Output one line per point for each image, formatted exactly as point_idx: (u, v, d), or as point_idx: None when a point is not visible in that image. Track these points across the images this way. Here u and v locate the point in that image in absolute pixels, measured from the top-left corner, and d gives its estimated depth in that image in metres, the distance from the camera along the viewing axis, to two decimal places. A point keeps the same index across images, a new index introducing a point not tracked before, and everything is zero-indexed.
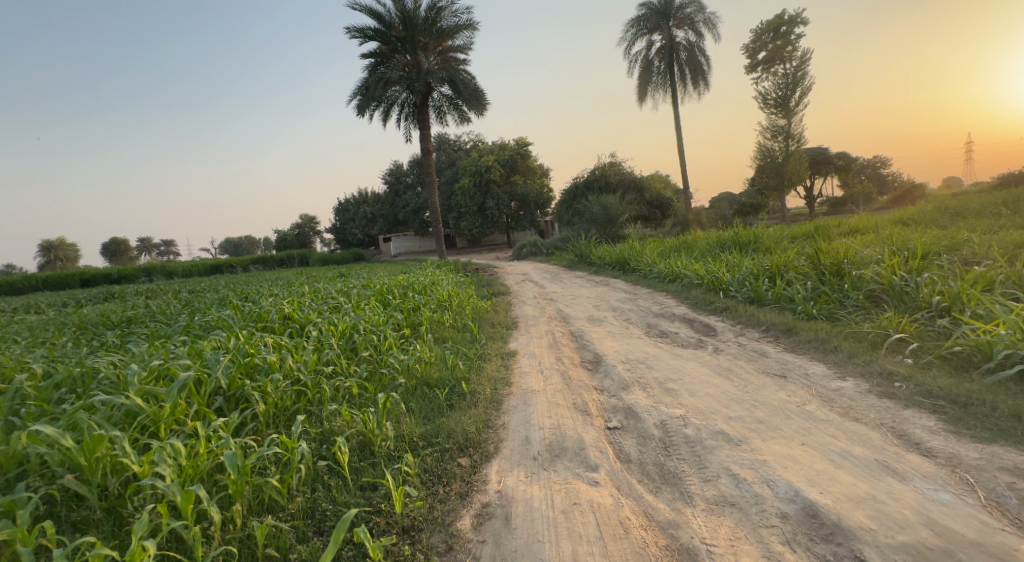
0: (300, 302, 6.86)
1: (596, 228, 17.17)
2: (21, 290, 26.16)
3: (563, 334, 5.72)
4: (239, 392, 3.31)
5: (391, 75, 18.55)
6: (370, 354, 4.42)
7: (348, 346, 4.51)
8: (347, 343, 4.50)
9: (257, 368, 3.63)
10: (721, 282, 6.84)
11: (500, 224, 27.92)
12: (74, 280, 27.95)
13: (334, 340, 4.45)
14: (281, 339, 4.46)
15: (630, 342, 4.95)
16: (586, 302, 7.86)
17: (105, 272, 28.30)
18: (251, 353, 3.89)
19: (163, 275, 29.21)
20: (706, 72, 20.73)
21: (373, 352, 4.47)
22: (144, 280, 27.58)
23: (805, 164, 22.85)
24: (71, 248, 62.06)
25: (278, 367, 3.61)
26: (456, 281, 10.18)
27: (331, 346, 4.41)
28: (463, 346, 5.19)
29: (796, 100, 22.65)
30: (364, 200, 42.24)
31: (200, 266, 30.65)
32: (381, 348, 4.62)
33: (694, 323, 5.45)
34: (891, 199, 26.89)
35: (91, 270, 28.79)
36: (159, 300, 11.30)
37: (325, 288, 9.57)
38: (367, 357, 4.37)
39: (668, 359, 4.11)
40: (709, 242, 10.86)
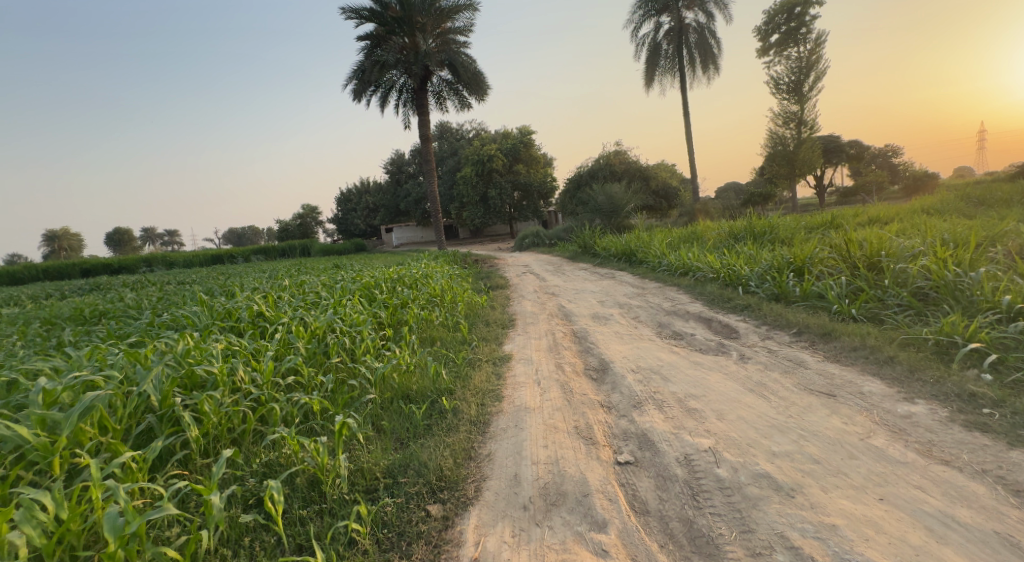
0: (278, 298, 6.29)
1: (601, 218, 16.51)
2: (21, 281, 25.84)
3: (564, 335, 5.13)
4: (171, 411, 2.81)
5: (387, 58, 17.82)
6: (341, 361, 3.83)
7: (319, 348, 3.96)
8: (316, 344, 3.93)
9: (198, 381, 3.10)
10: (738, 277, 6.24)
11: (502, 214, 27.26)
12: (75, 270, 27.66)
13: (301, 341, 3.89)
14: (239, 341, 3.88)
15: (640, 345, 4.34)
16: (590, 297, 7.26)
17: (105, 262, 27.93)
18: (196, 360, 3.33)
19: (163, 265, 28.90)
20: (716, 55, 19.94)
21: (344, 359, 3.88)
22: (143, 270, 27.21)
23: (819, 152, 22.15)
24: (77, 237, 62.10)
25: (225, 380, 3.06)
26: (452, 274, 9.59)
27: (295, 351, 3.82)
28: (451, 349, 4.61)
29: (810, 85, 21.90)
30: (366, 189, 41.64)
31: (200, 257, 30.24)
32: (355, 353, 4.03)
33: (712, 325, 4.84)
34: (904, 189, 26.09)
35: (90, 260, 28.38)
36: (143, 292, 10.74)
37: (311, 281, 8.98)
38: (337, 363, 3.82)
39: (687, 368, 3.50)
40: (721, 232, 10.22)
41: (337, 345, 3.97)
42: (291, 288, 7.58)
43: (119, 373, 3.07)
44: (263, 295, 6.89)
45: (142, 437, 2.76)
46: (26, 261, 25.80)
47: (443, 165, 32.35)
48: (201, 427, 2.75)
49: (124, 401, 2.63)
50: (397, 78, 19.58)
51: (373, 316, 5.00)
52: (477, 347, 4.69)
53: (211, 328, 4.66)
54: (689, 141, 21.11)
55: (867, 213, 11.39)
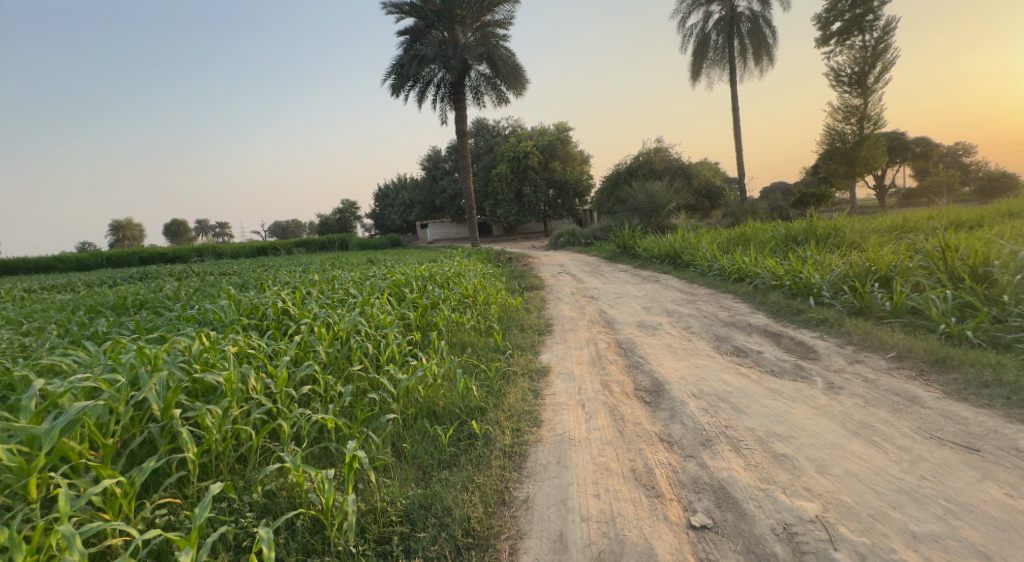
0: (304, 293, 5.93)
1: (640, 217, 15.79)
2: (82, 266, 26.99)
3: (609, 346, 4.60)
4: (172, 422, 2.30)
5: (426, 51, 17.66)
6: (362, 370, 3.37)
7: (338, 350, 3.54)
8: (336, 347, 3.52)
9: (209, 386, 2.61)
10: (808, 286, 5.59)
11: (537, 212, 26.75)
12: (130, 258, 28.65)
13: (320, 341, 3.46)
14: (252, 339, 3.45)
15: (699, 363, 3.79)
16: (634, 302, 6.71)
17: (159, 251, 28.79)
18: (208, 359, 2.82)
19: (212, 256, 29.59)
20: (771, 45, 18.85)
21: (366, 367, 3.42)
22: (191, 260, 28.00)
23: (883, 149, 20.71)
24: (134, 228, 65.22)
25: (233, 391, 2.48)
26: (485, 273, 9.15)
27: (314, 356, 3.35)
28: (484, 358, 4.15)
29: (875, 77, 20.52)
30: (403, 185, 41.84)
31: (245, 249, 30.94)
32: (378, 360, 3.57)
33: (782, 343, 4.23)
34: (977, 191, 24.22)
35: (144, 249, 29.36)
36: (180, 282, 10.70)
37: (341, 276, 8.67)
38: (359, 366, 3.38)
39: (761, 398, 2.95)
40: (777, 233, 9.47)
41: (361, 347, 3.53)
42: (319, 283, 7.25)
43: (120, 369, 2.60)
44: (290, 290, 6.56)
45: (142, 450, 2.29)
46: (88, 248, 26.94)
47: (478, 162, 31.96)
48: (202, 445, 2.21)
49: (120, 411, 2.18)
50: (436, 72, 19.22)
51: (402, 315, 4.58)
52: (510, 357, 4.22)
53: (229, 325, 4.29)
54: (737, 138, 20.09)
55: (940, 215, 10.43)
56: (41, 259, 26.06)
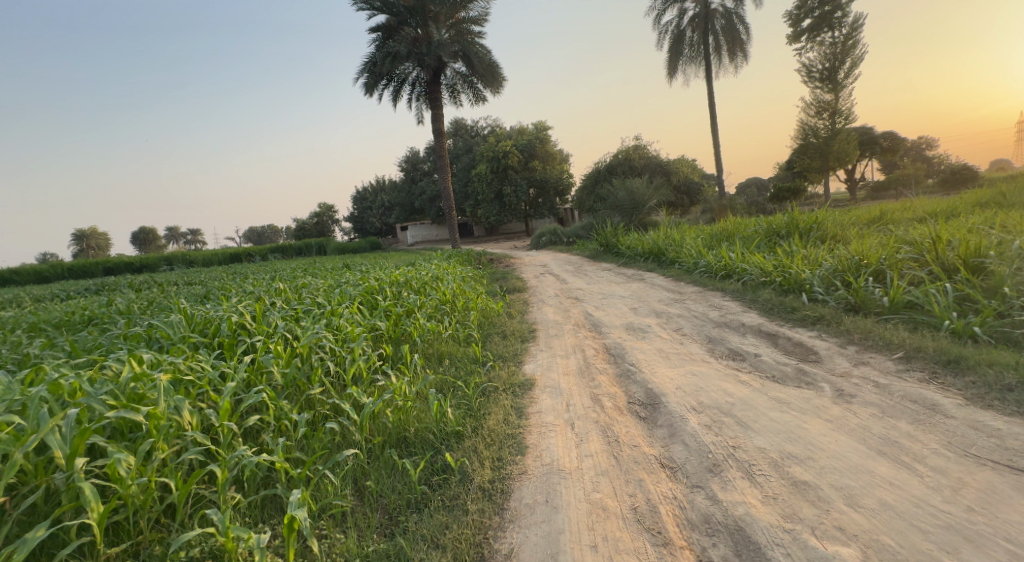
0: (266, 305, 5.51)
1: (620, 215, 15.60)
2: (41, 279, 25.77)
3: (597, 354, 4.30)
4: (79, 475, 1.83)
5: (399, 48, 17.19)
6: (323, 393, 3.00)
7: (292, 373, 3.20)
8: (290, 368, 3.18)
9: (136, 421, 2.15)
10: (799, 282, 5.38)
11: (517, 211, 26.46)
12: (97, 269, 27.63)
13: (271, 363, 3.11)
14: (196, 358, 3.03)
15: (695, 371, 3.51)
16: (620, 303, 6.45)
17: (127, 261, 27.81)
18: (141, 378, 2.36)
19: (184, 264, 28.66)
20: (745, 42, 18.87)
21: (328, 389, 3.05)
22: (160, 269, 26.97)
23: (855, 143, 20.94)
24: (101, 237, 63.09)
25: (161, 431, 2.02)
26: (465, 275, 8.79)
27: (270, 377, 2.96)
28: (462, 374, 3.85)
29: (844, 72, 20.75)
30: (381, 187, 41.16)
31: (217, 256, 30.02)
32: (343, 380, 3.21)
33: (779, 345, 3.98)
34: (941, 182, 24.64)
35: (110, 258, 28.23)
36: (140, 293, 10.07)
37: (313, 284, 8.24)
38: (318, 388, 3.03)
39: (768, 411, 2.68)
40: (759, 228, 9.34)
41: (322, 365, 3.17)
42: (286, 292, 6.83)
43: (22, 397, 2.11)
44: (253, 300, 6.14)
45: (44, 505, 1.81)
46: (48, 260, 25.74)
47: (458, 163, 31.52)
48: (113, 502, 1.77)
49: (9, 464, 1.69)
50: (410, 71, 18.81)
51: (371, 327, 4.26)
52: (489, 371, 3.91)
53: (176, 342, 3.86)
54: (714, 134, 20.08)
55: (915, 206, 10.44)
56: (1, 272, 24.84)
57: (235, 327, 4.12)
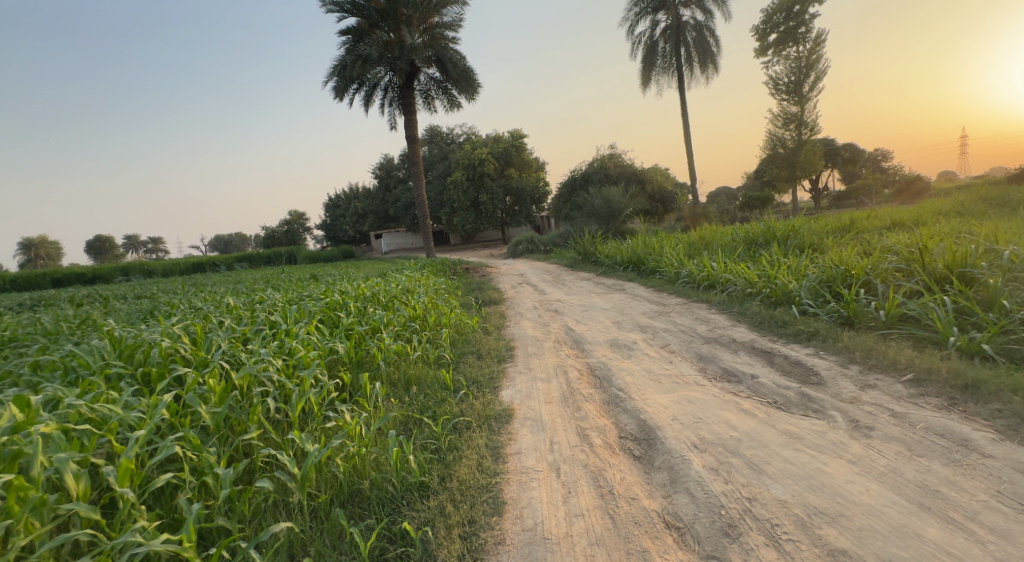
0: (216, 325, 5.11)
1: (597, 223, 15.39)
2: None
3: (580, 378, 3.94)
4: None
5: (371, 51, 16.72)
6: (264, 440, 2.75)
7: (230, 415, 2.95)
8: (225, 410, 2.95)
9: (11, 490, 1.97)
10: (787, 294, 5.10)
11: (493, 220, 26.11)
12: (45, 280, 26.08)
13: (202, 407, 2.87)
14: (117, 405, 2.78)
15: (689, 398, 3.15)
16: (601, 316, 6.13)
17: (80, 271, 26.37)
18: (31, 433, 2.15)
19: (142, 274, 27.33)
20: (715, 54, 19.00)
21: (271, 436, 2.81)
22: (119, 280, 25.73)
23: (820, 153, 21.23)
24: (56, 247, 60.17)
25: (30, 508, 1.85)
26: (438, 287, 8.39)
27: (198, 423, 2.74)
28: (427, 406, 3.57)
29: (809, 85, 21.08)
30: (355, 195, 40.37)
31: (181, 265, 28.86)
32: (291, 424, 2.95)
33: (775, 365, 3.58)
34: (892, 193, 24.94)
35: (66, 269, 26.85)
36: (90, 308, 9.44)
37: (273, 297, 7.75)
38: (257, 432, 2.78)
39: (779, 450, 2.31)
40: (737, 237, 9.16)
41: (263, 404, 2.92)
42: (243, 308, 6.39)
43: None
44: (202, 318, 5.70)
45: None
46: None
47: (433, 170, 31.02)
48: None
49: None
50: (382, 75, 18.35)
51: (327, 353, 3.98)
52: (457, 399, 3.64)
53: (107, 378, 3.56)
54: (686, 144, 20.11)
55: (886, 215, 10.43)
56: None
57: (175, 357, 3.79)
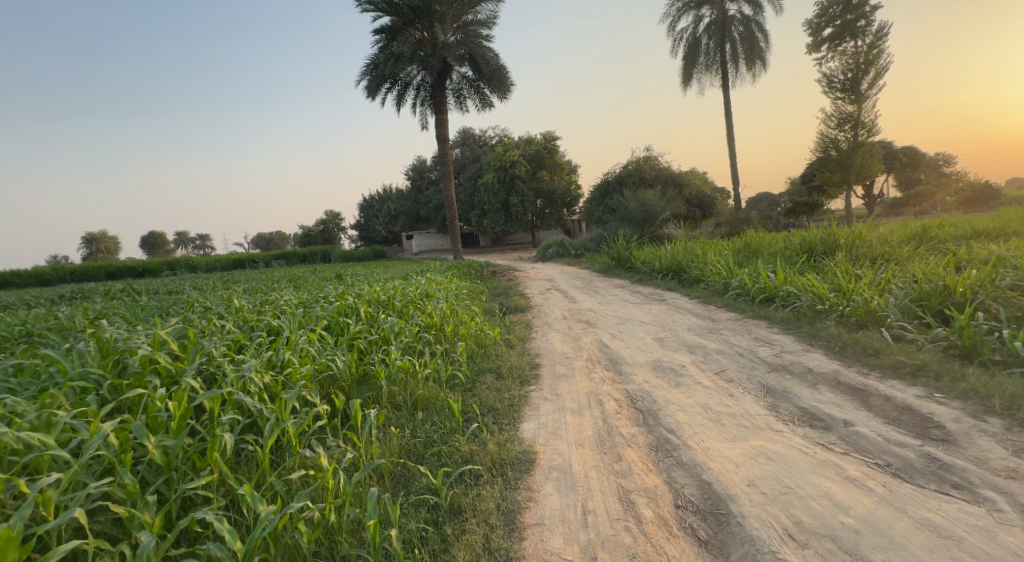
0: (213, 326, 4.61)
1: (631, 227, 14.56)
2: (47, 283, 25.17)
3: (620, 410, 3.24)
4: None
5: (403, 49, 16.34)
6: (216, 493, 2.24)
7: (185, 450, 2.46)
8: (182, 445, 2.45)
9: None
10: (871, 314, 4.31)
11: (524, 222, 25.47)
12: (98, 272, 26.84)
13: (152, 442, 2.38)
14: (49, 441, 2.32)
15: (766, 451, 2.43)
16: (641, 330, 5.42)
17: (129, 265, 27.04)
18: None
19: (186, 269, 27.89)
20: (764, 49, 17.89)
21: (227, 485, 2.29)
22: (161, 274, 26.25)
23: (879, 156, 19.82)
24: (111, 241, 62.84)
25: None
26: (459, 291, 7.79)
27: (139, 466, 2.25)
28: (431, 440, 2.96)
29: (868, 83, 19.74)
30: (388, 196, 40.40)
31: (221, 262, 29.28)
32: (258, 466, 2.41)
33: (875, 410, 2.83)
34: (957, 199, 23.25)
35: (115, 262, 27.57)
36: (109, 304, 9.21)
37: (287, 297, 7.29)
38: (209, 480, 2.28)
39: (927, 561, 1.65)
40: (790, 244, 8.27)
41: (224, 441, 2.42)
42: (250, 309, 5.90)
43: None
44: (203, 319, 5.26)
45: None
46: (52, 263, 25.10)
47: (465, 172, 30.68)
48: None
49: None
50: (414, 74, 17.99)
51: (322, 369, 3.44)
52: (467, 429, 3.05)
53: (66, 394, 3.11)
54: (730, 145, 19.06)
55: (961, 223, 9.37)
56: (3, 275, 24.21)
57: (153, 367, 3.30)
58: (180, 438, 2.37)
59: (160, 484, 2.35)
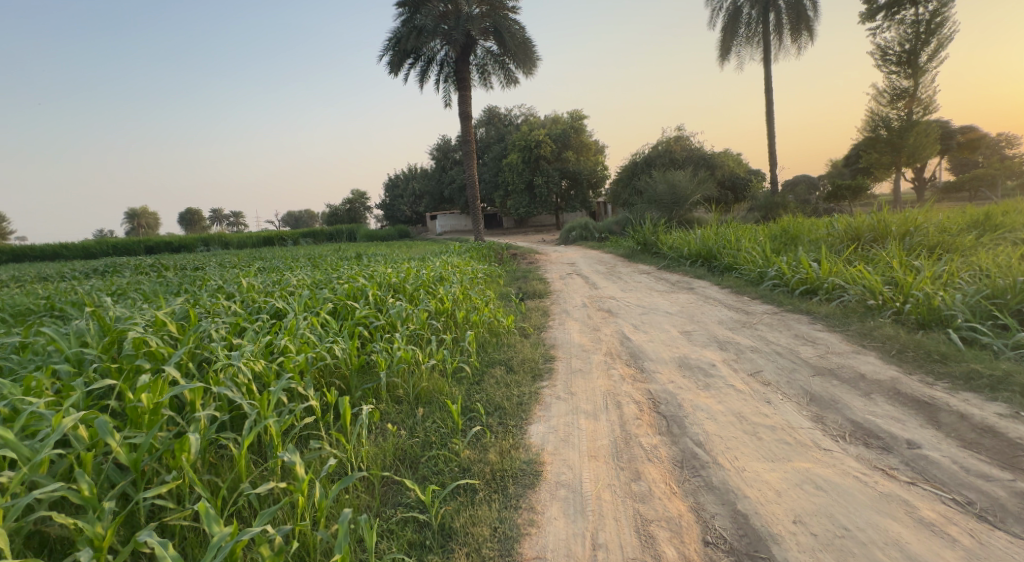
0: (214, 306, 4.30)
1: (658, 210, 13.97)
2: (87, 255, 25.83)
3: (641, 415, 2.88)
4: None
5: (426, 21, 15.88)
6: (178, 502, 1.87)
7: (157, 445, 2.01)
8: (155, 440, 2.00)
9: None
10: (935, 313, 3.92)
11: (549, 204, 24.93)
12: (136, 247, 27.41)
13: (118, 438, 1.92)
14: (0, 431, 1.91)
15: (815, 478, 2.06)
16: (667, 322, 5.05)
17: (164, 240, 27.53)
18: None
19: (219, 245, 28.43)
20: (811, 19, 16.80)
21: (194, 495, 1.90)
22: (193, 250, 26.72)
23: (935, 136, 18.60)
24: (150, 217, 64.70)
25: None
26: (475, 274, 7.44)
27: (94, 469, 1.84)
28: (422, 435, 2.71)
29: (928, 55, 18.46)
30: (413, 175, 40.17)
31: (251, 239, 29.63)
32: (235, 470, 2.05)
33: (947, 431, 2.47)
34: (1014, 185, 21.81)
35: (151, 237, 28.09)
36: (124, 278, 9.09)
37: (300, 278, 7.03)
38: (173, 486, 1.86)
39: None
40: (832, 231, 7.65)
41: (197, 439, 1.98)
42: (258, 288, 5.61)
43: None
44: (204, 299, 4.99)
45: None
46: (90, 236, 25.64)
47: (490, 151, 30.20)
48: None
49: None
50: (438, 49, 17.52)
51: (320, 357, 3.10)
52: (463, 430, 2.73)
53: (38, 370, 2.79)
54: (769, 124, 18.16)
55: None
56: (44, 248, 24.88)
57: (146, 350, 2.82)
58: (151, 432, 1.91)
59: (127, 486, 1.87)
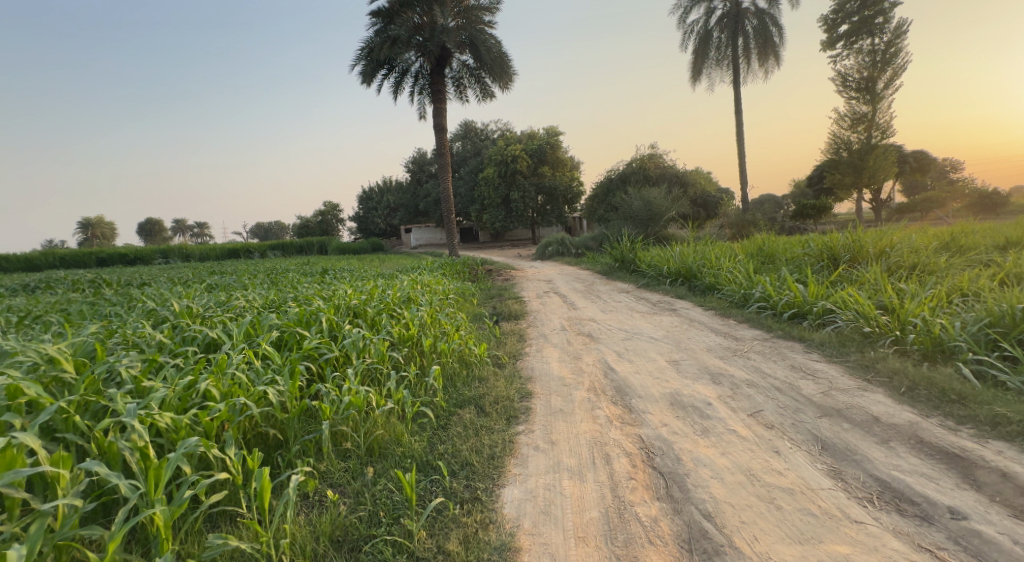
0: (136, 336, 3.73)
1: (633, 227, 13.75)
2: (38, 267, 24.32)
3: (634, 473, 2.44)
4: None
5: (401, 32, 15.52)
6: None
7: None
8: None
9: None
10: (938, 343, 3.61)
11: (524, 219, 24.62)
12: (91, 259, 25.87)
13: None
14: None
15: None
16: (653, 349, 4.64)
17: (122, 251, 26.16)
18: None
19: (180, 257, 27.16)
20: (778, 44, 17.11)
21: None
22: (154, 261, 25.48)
23: (894, 158, 19.04)
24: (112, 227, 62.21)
25: None
26: (446, 294, 6.95)
27: None
28: (366, 503, 2.28)
29: (884, 83, 19.04)
30: (387, 188, 39.49)
31: (218, 251, 28.55)
32: None
33: (992, 497, 2.09)
34: (967, 207, 22.56)
35: (109, 248, 26.61)
36: (63, 295, 8.30)
37: (252, 297, 6.38)
38: None
39: None
40: (810, 250, 7.46)
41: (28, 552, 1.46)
42: (200, 312, 5.01)
43: None
44: (133, 326, 4.39)
45: None
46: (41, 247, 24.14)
47: (465, 165, 29.90)
48: None
49: None
50: (413, 61, 17.14)
51: (248, 405, 2.60)
52: (420, 499, 2.28)
53: None
54: (740, 144, 18.32)
55: (991, 232, 8.65)
56: None
57: (20, 399, 2.30)
58: None
59: None
